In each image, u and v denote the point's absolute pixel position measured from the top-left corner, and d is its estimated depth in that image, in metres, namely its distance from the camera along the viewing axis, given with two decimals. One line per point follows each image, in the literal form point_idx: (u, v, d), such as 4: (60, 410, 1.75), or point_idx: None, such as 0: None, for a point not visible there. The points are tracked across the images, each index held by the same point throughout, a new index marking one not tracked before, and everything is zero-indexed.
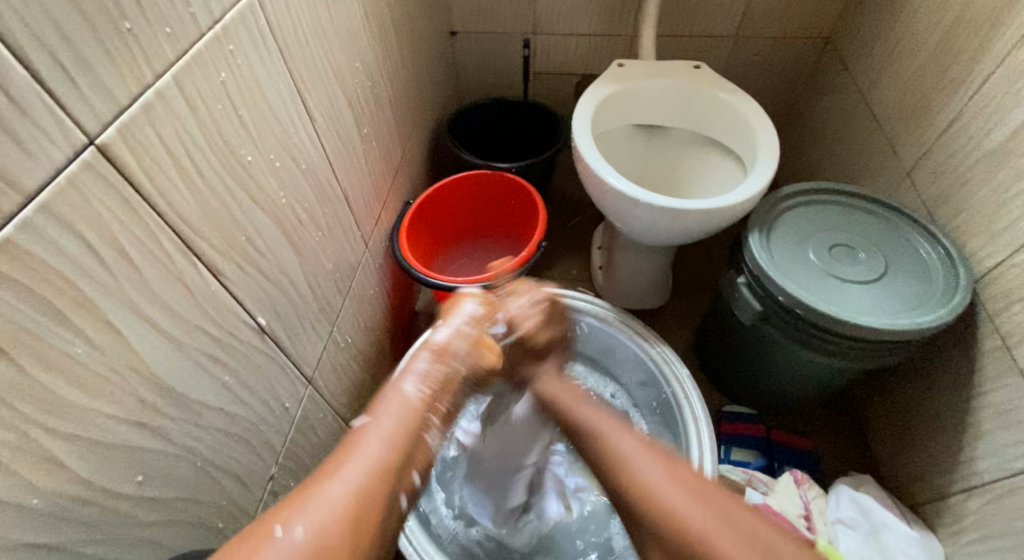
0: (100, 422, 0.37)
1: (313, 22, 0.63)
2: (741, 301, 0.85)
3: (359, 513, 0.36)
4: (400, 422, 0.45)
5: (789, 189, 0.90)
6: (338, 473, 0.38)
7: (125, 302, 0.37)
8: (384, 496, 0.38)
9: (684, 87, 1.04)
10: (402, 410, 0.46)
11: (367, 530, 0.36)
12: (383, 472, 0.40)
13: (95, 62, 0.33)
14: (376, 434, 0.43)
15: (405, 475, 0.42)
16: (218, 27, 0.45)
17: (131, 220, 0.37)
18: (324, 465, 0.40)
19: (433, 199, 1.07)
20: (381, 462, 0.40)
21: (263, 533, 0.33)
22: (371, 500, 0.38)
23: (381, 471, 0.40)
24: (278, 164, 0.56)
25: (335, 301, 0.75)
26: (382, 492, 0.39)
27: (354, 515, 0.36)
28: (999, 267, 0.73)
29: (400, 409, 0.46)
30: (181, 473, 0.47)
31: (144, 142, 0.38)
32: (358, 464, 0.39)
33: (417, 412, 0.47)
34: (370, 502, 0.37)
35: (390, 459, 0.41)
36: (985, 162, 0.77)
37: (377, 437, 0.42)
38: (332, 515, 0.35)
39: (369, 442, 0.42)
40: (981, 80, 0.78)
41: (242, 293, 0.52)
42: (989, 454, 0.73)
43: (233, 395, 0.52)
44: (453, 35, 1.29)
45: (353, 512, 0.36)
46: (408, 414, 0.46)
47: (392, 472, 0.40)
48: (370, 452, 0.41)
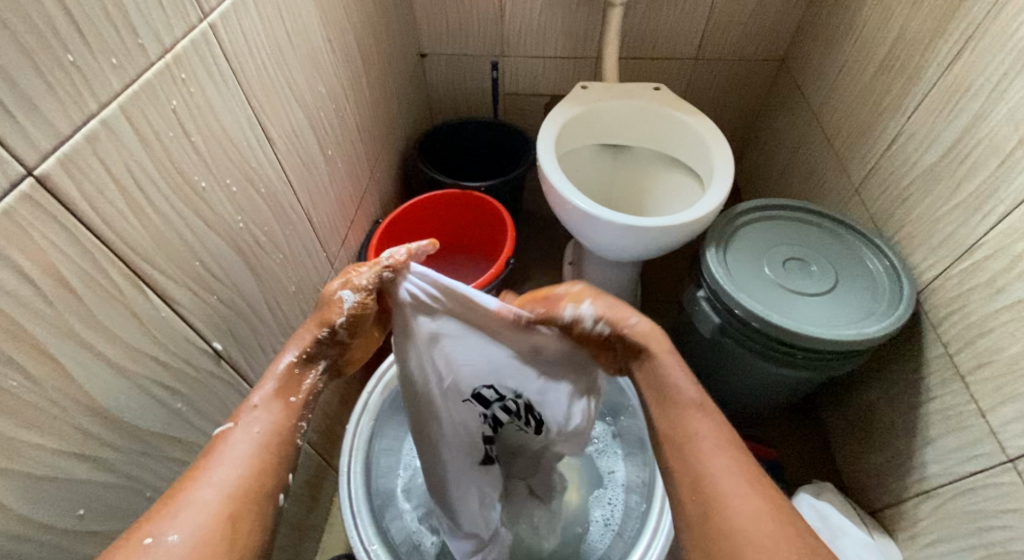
0: (43, 455, 0.37)
1: (273, 48, 0.64)
2: (701, 314, 0.87)
3: (232, 515, 0.36)
4: (262, 430, 0.41)
5: (745, 206, 0.93)
6: (206, 482, 0.37)
7: (69, 333, 0.37)
8: (252, 499, 0.37)
9: (644, 108, 1.08)
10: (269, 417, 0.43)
11: (245, 528, 0.36)
12: (257, 473, 0.39)
13: (36, 95, 0.34)
14: (242, 444, 0.40)
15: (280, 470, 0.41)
16: (169, 55, 0.46)
17: (76, 250, 0.38)
18: (187, 474, 0.38)
19: (402, 218, 1.08)
20: (248, 467, 0.39)
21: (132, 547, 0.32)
22: (243, 506, 0.36)
23: (254, 473, 0.39)
24: (236, 189, 0.57)
25: (298, 322, 0.75)
26: (250, 495, 0.37)
27: (229, 518, 0.35)
28: (939, 279, 0.77)
29: (269, 406, 0.43)
30: (129, 506, 0.46)
31: (89, 172, 0.38)
32: (222, 473, 0.38)
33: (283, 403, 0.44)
34: (243, 505, 0.36)
35: (261, 462, 0.39)
36: (922, 179, 0.81)
37: (245, 442, 0.40)
38: (201, 519, 0.34)
39: (233, 451, 0.39)
40: (917, 102, 0.83)
41: (198, 319, 0.52)
42: (939, 457, 0.75)
43: (186, 422, 0.52)
44: (422, 56, 1.31)
45: (227, 514, 0.36)
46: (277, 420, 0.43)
47: (261, 475, 0.39)
48: (237, 456, 0.39)
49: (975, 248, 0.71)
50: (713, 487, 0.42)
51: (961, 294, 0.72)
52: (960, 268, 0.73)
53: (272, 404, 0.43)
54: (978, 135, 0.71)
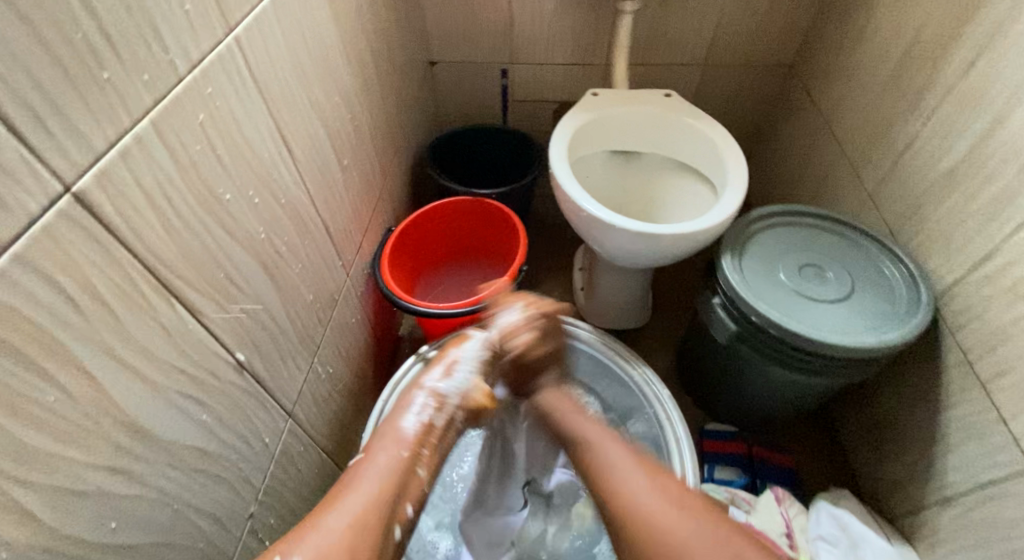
0: (76, 470, 0.37)
1: (292, 60, 0.64)
2: (716, 321, 0.87)
3: (357, 539, 0.40)
4: (386, 469, 0.47)
5: (759, 212, 0.93)
6: (336, 510, 0.42)
7: (102, 347, 0.38)
8: (373, 530, 0.41)
9: (655, 115, 1.08)
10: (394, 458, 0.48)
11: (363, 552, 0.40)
12: (375, 503, 0.43)
13: (76, 114, 0.34)
14: (370, 475, 0.46)
15: (399, 507, 0.45)
16: (197, 69, 0.46)
17: (108, 264, 0.38)
18: (326, 500, 0.43)
19: (414, 226, 1.08)
20: (371, 500, 0.43)
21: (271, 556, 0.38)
22: (364, 533, 0.41)
23: (374, 509, 0.43)
24: (258, 201, 0.57)
25: (316, 331, 0.75)
26: (370, 527, 0.41)
27: (354, 541, 0.40)
28: (957, 286, 0.76)
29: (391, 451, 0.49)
30: (157, 519, 0.46)
31: (121, 187, 0.38)
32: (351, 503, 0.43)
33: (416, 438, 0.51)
34: (362, 535, 0.40)
35: (383, 498, 0.44)
36: (938, 185, 0.80)
37: (374, 476, 0.46)
38: (330, 536, 0.39)
39: (364, 482, 0.45)
40: (931, 109, 0.83)
41: (221, 330, 0.52)
42: (959, 465, 0.75)
43: (210, 434, 0.52)
44: (432, 64, 1.32)
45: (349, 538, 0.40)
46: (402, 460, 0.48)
47: (382, 509, 0.43)
48: (367, 487, 0.44)
49: (994, 254, 0.71)
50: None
51: (980, 300, 0.72)
52: (979, 274, 0.73)
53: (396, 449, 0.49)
54: (996, 140, 0.71)
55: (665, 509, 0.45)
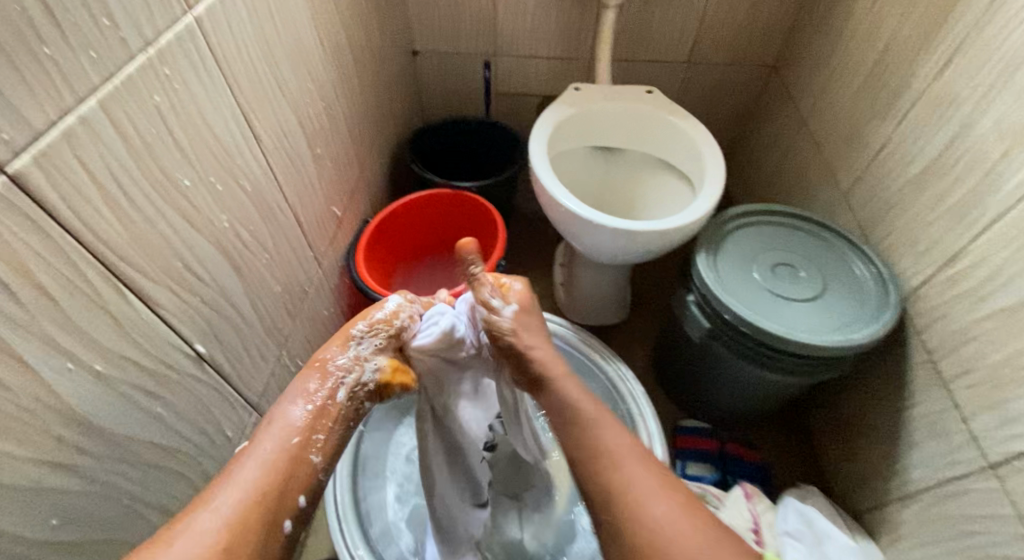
0: (14, 465, 0.35)
1: (260, 43, 0.62)
2: (691, 318, 0.87)
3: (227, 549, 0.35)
4: (274, 461, 0.42)
5: (735, 210, 0.93)
6: (213, 504, 0.38)
7: (42, 336, 0.36)
8: (255, 525, 0.38)
9: (636, 111, 1.08)
10: (285, 449, 0.43)
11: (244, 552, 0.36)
12: (257, 502, 0.39)
13: (12, 91, 0.32)
14: (256, 466, 0.41)
15: (287, 498, 0.41)
16: (152, 49, 0.45)
17: (50, 251, 0.36)
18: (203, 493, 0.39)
19: (391, 218, 1.06)
20: (251, 492, 0.39)
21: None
22: (240, 535, 0.36)
23: (256, 505, 0.38)
24: (220, 187, 0.56)
25: (285, 323, 0.74)
26: (253, 521, 0.38)
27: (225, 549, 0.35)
28: (924, 286, 0.78)
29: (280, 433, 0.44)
30: (105, 515, 0.44)
31: (65, 170, 0.37)
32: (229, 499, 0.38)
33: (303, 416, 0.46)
34: (240, 533, 0.36)
35: (263, 490, 0.40)
36: (909, 188, 0.81)
37: (252, 466, 0.41)
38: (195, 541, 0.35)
39: (248, 471, 0.40)
40: (904, 111, 0.83)
41: (178, 320, 0.51)
42: (922, 464, 0.76)
43: (165, 427, 0.50)
44: (414, 54, 1.30)
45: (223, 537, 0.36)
46: (293, 448, 0.43)
47: (262, 501, 0.39)
48: (244, 480, 0.40)
49: (960, 256, 0.72)
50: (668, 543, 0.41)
51: (945, 301, 0.73)
52: (945, 276, 0.74)
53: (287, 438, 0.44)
54: (965, 143, 0.72)
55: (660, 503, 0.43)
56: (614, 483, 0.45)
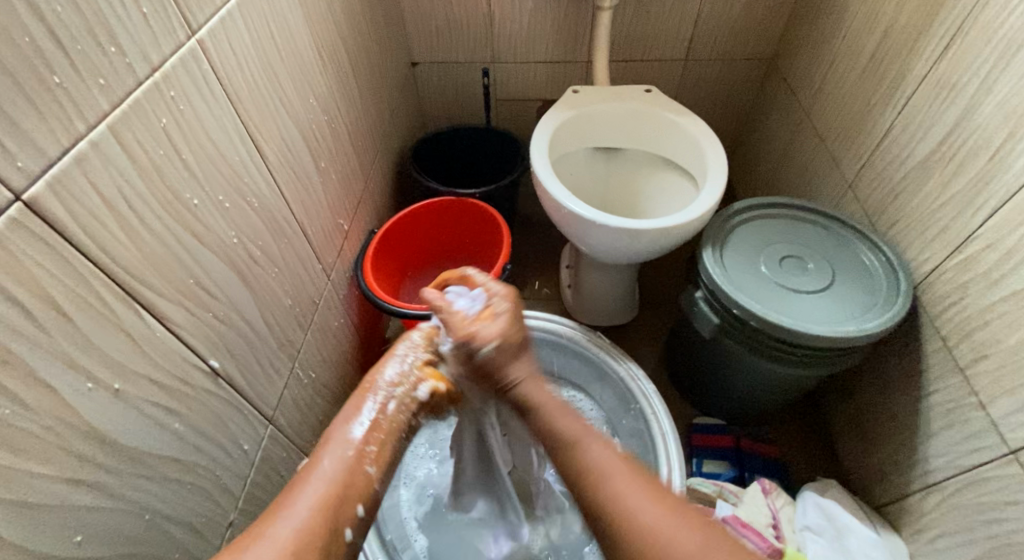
0: (37, 483, 0.36)
1: (261, 62, 0.64)
2: (700, 315, 0.87)
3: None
4: (341, 466, 0.44)
5: (740, 205, 0.93)
6: (282, 518, 0.39)
7: (60, 356, 0.37)
8: (323, 534, 0.39)
9: (636, 110, 1.08)
10: (347, 461, 0.44)
11: None
12: (324, 510, 0.40)
13: (24, 118, 0.33)
14: (317, 480, 0.42)
15: (347, 509, 0.42)
16: (158, 73, 0.46)
17: (66, 273, 0.37)
18: (267, 510, 0.40)
19: (397, 227, 1.07)
20: (319, 503, 0.40)
21: None
22: (308, 547, 0.37)
23: (322, 510, 0.40)
24: (228, 205, 0.57)
25: (296, 336, 0.74)
26: (322, 532, 0.39)
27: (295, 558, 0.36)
28: (935, 273, 0.77)
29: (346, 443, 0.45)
30: (126, 531, 0.45)
31: (78, 193, 0.38)
32: (297, 510, 0.39)
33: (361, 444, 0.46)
34: (307, 550, 0.37)
35: (329, 501, 0.41)
36: (915, 174, 0.81)
37: (319, 480, 0.42)
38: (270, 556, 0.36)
39: (308, 486, 0.41)
40: (907, 97, 0.83)
41: (192, 336, 0.51)
42: (941, 452, 0.75)
43: (184, 442, 0.51)
44: (413, 65, 1.31)
45: (294, 555, 0.36)
46: (353, 460, 0.44)
47: (329, 514, 0.40)
48: (306, 498, 0.40)
49: (971, 240, 0.71)
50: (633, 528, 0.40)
51: (957, 287, 0.73)
52: (956, 261, 0.73)
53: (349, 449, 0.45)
54: (969, 126, 0.71)
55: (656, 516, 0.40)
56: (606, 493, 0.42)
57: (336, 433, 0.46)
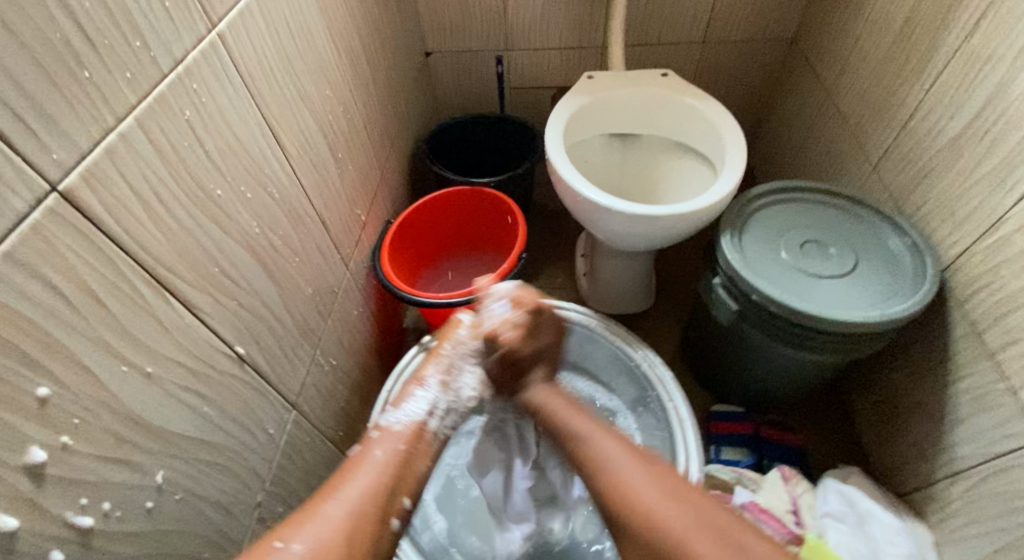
0: (79, 461, 0.37)
1: (279, 54, 0.64)
2: (718, 301, 0.86)
3: (349, 535, 0.44)
4: (390, 456, 0.53)
5: (759, 189, 0.92)
6: (335, 499, 0.46)
7: (97, 341, 0.38)
8: (372, 517, 0.47)
9: (652, 95, 1.06)
10: (394, 457, 0.54)
11: (356, 544, 0.44)
12: (372, 499, 0.48)
13: (57, 113, 0.34)
14: (366, 468, 0.51)
15: (390, 499, 0.50)
16: (181, 66, 0.47)
17: (100, 260, 0.38)
18: (319, 495, 0.47)
19: (414, 217, 1.08)
20: (368, 494, 0.48)
21: (268, 549, 0.41)
22: (359, 526, 0.45)
23: (370, 499, 0.48)
24: (250, 195, 0.58)
25: (317, 323, 0.76)
26: (368, 515, 0.46)
27: (347, 535, 0.44)
28: (964, 256, 0.75)
29: (394, 445, 0.55)
30: (161, 509, 0.46)
31: (109, 184, 0.39)
32: (350, 495, 0.47)
33: (399, 449, 0.55)
34: (355, 528, 0.45)
35: (378, 491, 0.49)
36: (944, 154, 0.79)
37: (370, 469, 0.51)
38: (336, 525, 0.44)
39: (362, 473, 0.50)
40: (935, 76, 0.81)
41: (218, 323, 0.53)
42: (968, 439, 0.74)
43: (213, 425, 0.53)
44: (426, 55, 1.31)
45: (349, 535, 0.44)
46: (393, 454, 0.54)
47: (376, 503, 0.48)
48: (363, 480, 0.49)
49: (1001, 222, 0.69)
50: (653, 512, 0.46)
51: (987, 270, 0.71)
52: (987, 243, 0.71)
53: (394, 449, 0.55)
54: (1001, 104, 0.69)
55: (658, 497, 0.47)
56: (609, 484, 0.50)
57: (381, 437, 0.56)
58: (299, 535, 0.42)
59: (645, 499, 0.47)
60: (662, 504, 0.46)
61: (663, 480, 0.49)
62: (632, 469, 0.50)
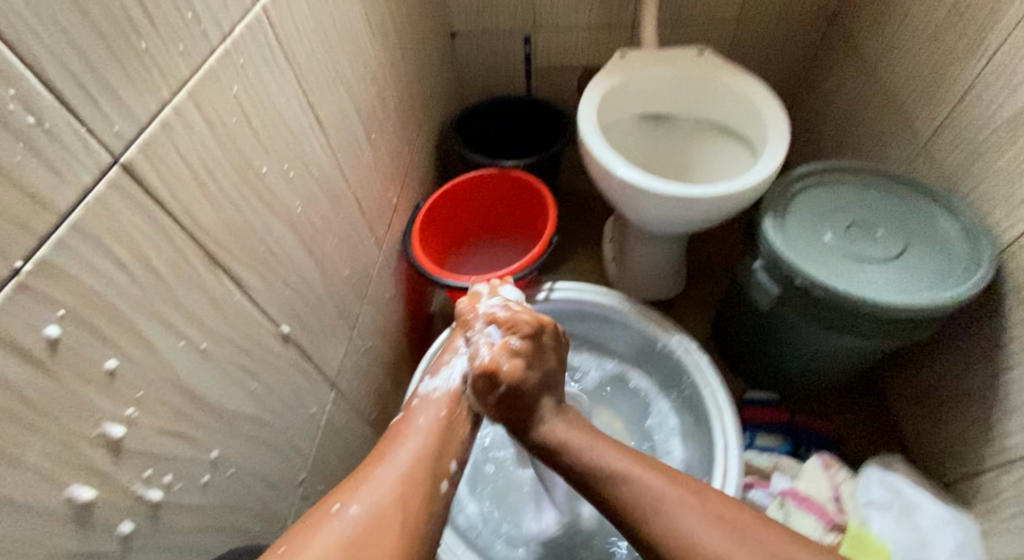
0: (141, 434, 0.37)
1: (318, 30, 0.63)
2: (759, 285, 0.84)
3: (404, 494, 0.43)
4: (434, 422, 0.53)
5: (801, 170, 0.89)
6: (385, 464, 0.46)
7: (156, 316, 0.38)
8: (426, 475, 0.46)
9: (688, 74, 1.03)
10: (437, 424, 0.53)
11: (411, 500, 0.43)
12: (422, 462, 0.47)
13: (117, 84, 0.34)
14: (413, 435, 0.51)
15: (443, 463, 0.49)
16: (228, 40, 0.46)
17: (158, 235, 0.38)
18: (368, 464, 0.46)
19: (444, 200, 1.07)
20: (417, 457, 0.48)
21: (325, 514, 0.40)
22: (411, 485, 0.44)
23: (420, 461, 0.47)
24: (293, 174, 0.57)
25: (354, 304, 0.76)
26: (421, 475, 0.46)
27: (399, 495, 0.43)
28: (1022, 238, 0.72)
29: (436, 414, 0.54)
30: (215, 484, 0.47)
31: (165, 157, 0.38)
32: (399, 457, 0.47)
33: (446, 417, 0.54)
34: (409, 487, 0.44)
35: (426, 455, 0.48)
36: (1002, 132, 0.75)
37: (418, 436, 0.51)
38: (389, 488, 0.43)
39: (408, 441, 0.50)
40: (993, 49, 0.77)
41: (264, 301, 0.52)
42: (1021, 429, 0.72)
43: (261, 402, 0.53)
44: (453, 35, 1.29)
45: (401, 496, 0.43)
46: (438, 419, 0.54)
47: (426, 464, 0.47)
48: (410, 446, 0.49)
49: None
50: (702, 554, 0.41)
51: None
52: None
53: (441, 414, 0.55)
54: None
55: (710, 533, 0.42)
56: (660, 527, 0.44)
57: (421, 408, 0.56)
58: (354, 498, 0.42)
59: (698, 539, 0.42)
60: (710, 536, 0.42)
61: (712, 510, 0.44)
62: (678, 496, 0.45)
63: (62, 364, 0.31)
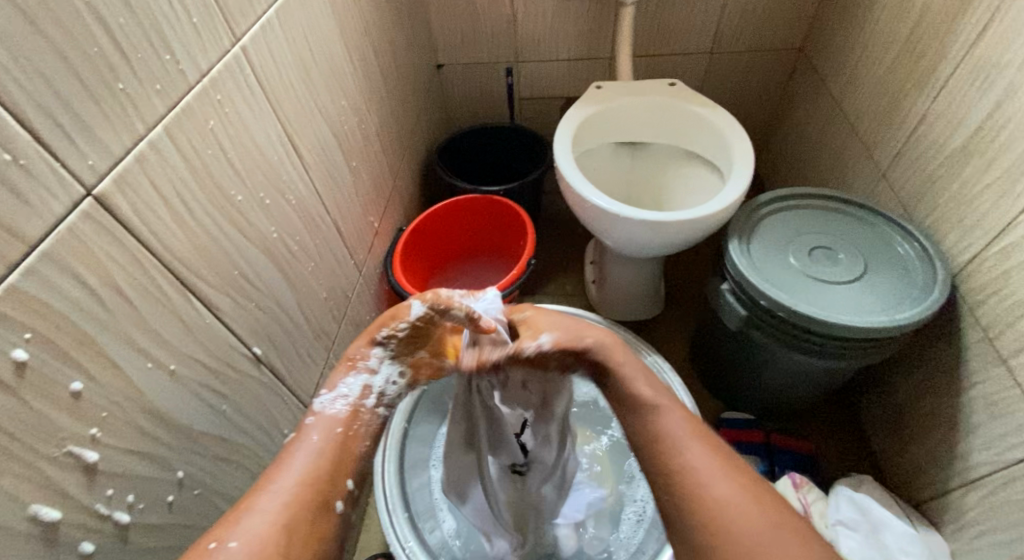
0: (106, 453, 0.39)
1: (298, 66, 0.66)
2: (726, 307, 0.86)
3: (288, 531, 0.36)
4: (329, 438, 0.43)
5: (767, 196, 0.92)
6: (270, 490, 0.38)
7: (125, 339, 0.40)
8: (317, 501, 0.39)
9: (660, 105, 1.08)
10: (333, 439, 0.43)
11: (297, 535, 0.36)
12: (312, 486, 0.39)
13: (93, 123, 0.36)
14: (307, 450, 0.42)
15: (338, 480, 0.41)
16: (206, 79, 0.48)
17: (129, 262, 0.40)
18: (250, 491, 0.38)
19: (426, 225, 1.10)
20: (306, 477, 0.40)
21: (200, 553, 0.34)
22: (300, 514, 0.37)
23: (308, 484, 0.39)
24: (269, 202, 0.59)
25: (330, 326, 0.77)
26: (309, 505, 0.38)
27: (285, 531, 0.36)
28: (975, 262, 0.75)
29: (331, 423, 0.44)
30: (180, 502, 0.47)
31: (138, 188, 0.41)
32: (285, 482, 0.39)
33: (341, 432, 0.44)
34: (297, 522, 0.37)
35: (317, 475, 0.40)
36: (952, 160, 0.79)
37: (308, 452, 0.42)
38: (271, 524, 0.36)
39: (296, 458, 0.41)
40: (942, 84, 0.81)
41: (237, 324, 0.54)
42: (982, 446, 0.74)
43: (230, 422, 0.54)
44: (438, 67, 1.34)
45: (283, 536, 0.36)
46: (334, 437, 0.43)
47: (320, 487, 0.40)
48: (298, 465, 0.41)
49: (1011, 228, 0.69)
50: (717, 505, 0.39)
51: (997, 275, 0.71)
52: (996, 249, 0.71)
53: (331, 432, 0.44)
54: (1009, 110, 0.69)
55: (715, 474, 0.41)
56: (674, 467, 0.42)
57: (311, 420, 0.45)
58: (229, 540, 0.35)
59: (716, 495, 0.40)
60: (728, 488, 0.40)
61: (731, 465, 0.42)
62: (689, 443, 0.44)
63: (30, 387, 0.32)
